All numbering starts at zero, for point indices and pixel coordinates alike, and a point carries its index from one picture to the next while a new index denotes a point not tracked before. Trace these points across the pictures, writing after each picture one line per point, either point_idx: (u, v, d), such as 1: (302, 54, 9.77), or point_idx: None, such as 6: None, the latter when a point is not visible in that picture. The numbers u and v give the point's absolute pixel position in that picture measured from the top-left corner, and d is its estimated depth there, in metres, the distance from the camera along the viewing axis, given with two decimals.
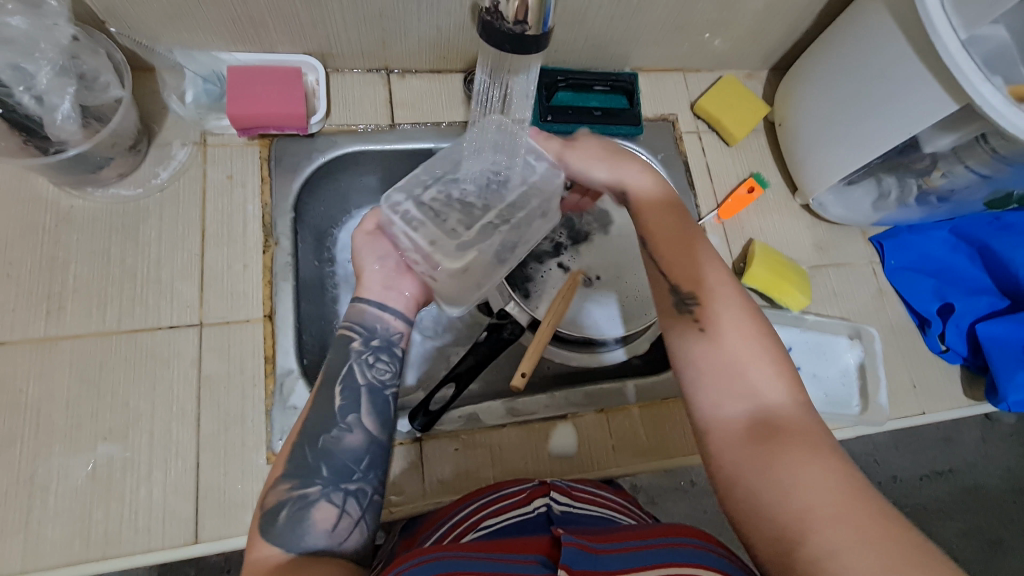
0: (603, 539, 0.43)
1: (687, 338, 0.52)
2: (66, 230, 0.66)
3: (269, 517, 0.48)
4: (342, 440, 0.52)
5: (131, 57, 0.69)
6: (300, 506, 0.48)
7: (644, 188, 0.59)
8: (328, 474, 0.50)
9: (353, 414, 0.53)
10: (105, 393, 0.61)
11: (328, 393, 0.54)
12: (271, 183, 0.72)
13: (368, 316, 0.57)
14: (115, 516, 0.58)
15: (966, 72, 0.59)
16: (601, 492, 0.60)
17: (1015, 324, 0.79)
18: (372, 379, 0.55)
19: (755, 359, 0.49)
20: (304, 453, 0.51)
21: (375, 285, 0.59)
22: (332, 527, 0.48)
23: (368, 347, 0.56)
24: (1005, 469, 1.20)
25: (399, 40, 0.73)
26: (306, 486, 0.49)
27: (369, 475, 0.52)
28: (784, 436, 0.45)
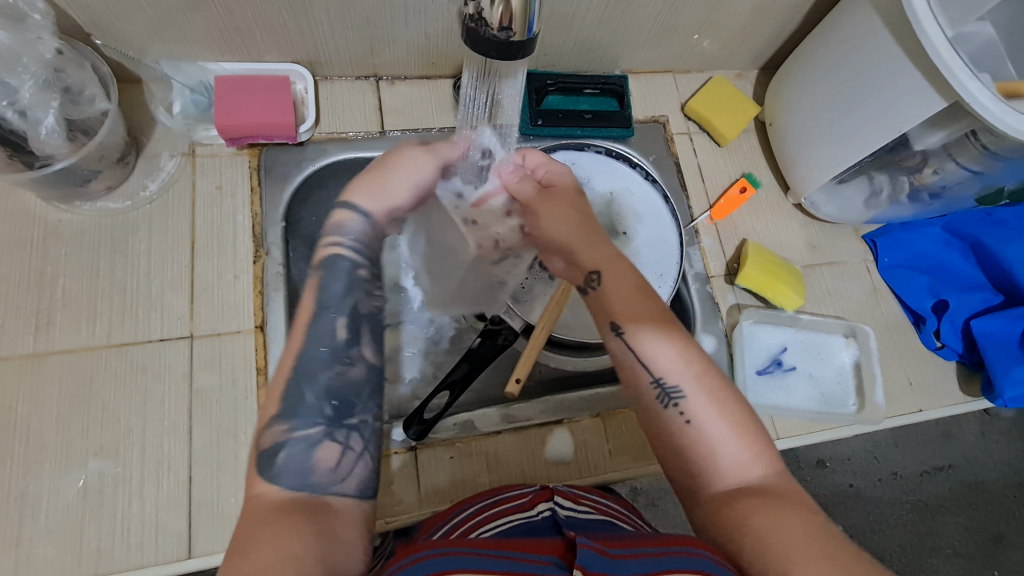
0: (616, 544, 0.43)
1: (675, 432, 0.50)
2: (54, 244, 0.65)
3: (268, 456, 0.44)
4: (345, 374, 0.49)
5: (118, 69, 0.69)
6: (304, 447, 0.45)
7: (607, 271, 0.55)
8: (331, 412, 0.47)
9: (355, 345, 0.50)
10: (95, 409, 0.61)
11: (322, 323, 0.49)
12: (261, 193, 0.71)
13: (355, 228, 0.52)
14: (107, 532, 0.57)
15: (956, 70, 0.58)
16: (602, 500, 0.60)
17: (1009, 320, 0.79)
18: (373, 307, 0.52)
19: (736, 432, 0.49)
20: (303, 391, 0.47)
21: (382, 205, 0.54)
22: (336, 464, 0.45)
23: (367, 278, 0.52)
24: (1004, 464, 1.20)
25: (387, 47, 0.73)
26: (308, 426, 0.46)
27: (369, 407, 0.49)
28: (772, 505, 0.45)
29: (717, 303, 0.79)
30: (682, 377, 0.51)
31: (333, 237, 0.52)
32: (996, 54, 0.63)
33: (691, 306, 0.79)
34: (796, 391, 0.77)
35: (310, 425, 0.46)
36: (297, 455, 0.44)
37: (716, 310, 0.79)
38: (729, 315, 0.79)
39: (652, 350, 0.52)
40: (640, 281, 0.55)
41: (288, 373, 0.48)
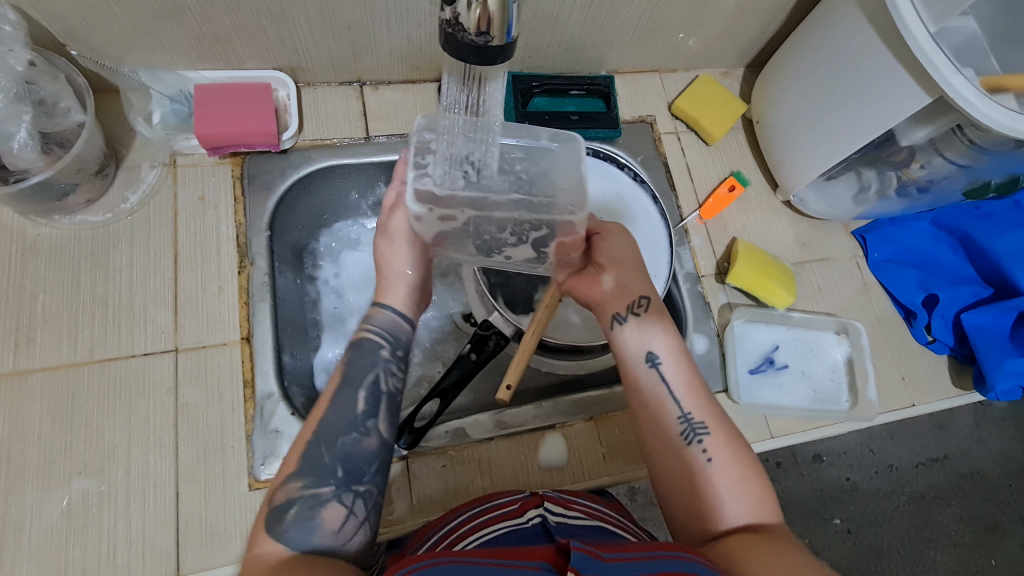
0: (609, 547, 0.42)
1: (693, 464, 0.54)
2: (33, 259, 0.64)
3: (275, 512, 0.48)
4: (361, 443, 0.52)
5: (95, 79, 0.68)
6: (310, 506, 0.48)
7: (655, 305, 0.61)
8: (341, 475, 0.50)
9: (372, 417, 0.53)
10: (78, 427, 0.60)
11: (350, 395, 0.54)
12: (245, 203, 0.70)
13: (387, 322, 0.58)
14: (93, 552, 0.56)
15: (937, 65, 0.58)
16: (592, 505, 0.59)
17: (1000, 312, 0.79)
18: (392, 386, 0.55)
19: (749, 476, 0.54)
20: (320, 451, 0.51)
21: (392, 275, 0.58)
22: (338, 528, 0.48)
23: (394, 356, 0.57)
24: (999, 454, 1.21)
25: (370, 52, 0.72)
26: (319, 486, 0.49)
27: (379, 478, 0.52)
28: (774, 538, 0.49)
29: (709, 303, 0.79)
30: (709, 420, 0.56)
31: (363, 335, 0.57)
32: (979, 48, 0.63)
33: (683, 306, 0.79)
34: (789, 389, 0.77)
35: (319, 484, 0.49)
36: (303, 509, 0.48)
37: (708, 311, 0.79)
38: (721, 314, 0.79)
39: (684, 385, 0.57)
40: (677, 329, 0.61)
41: (307, 439, 0.51)
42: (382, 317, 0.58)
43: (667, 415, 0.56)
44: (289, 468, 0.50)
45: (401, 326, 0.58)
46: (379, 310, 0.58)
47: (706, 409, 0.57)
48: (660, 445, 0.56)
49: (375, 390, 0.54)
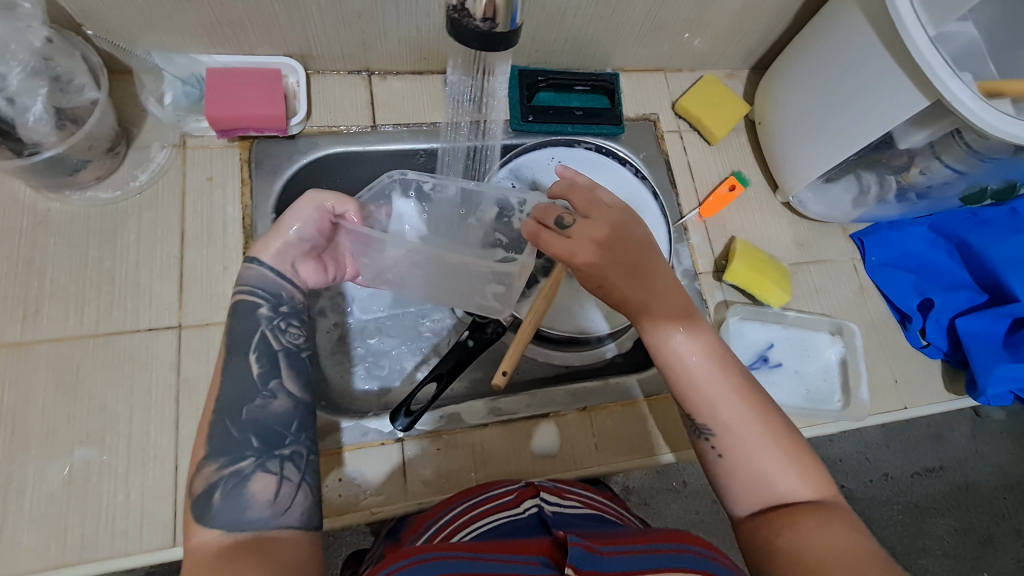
0: (606, 540, 0.43)
1: (706, 459, 0.55)
2: (43, 233, 0.65)
3: (202, 500, 0.47)
4: (267, 406, 0.53)
5: (109, 59, 0.69)
6: (234, 483, 0.48)
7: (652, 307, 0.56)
8: (258, 445, 0.51)
9: (273, 379, 0.54)
10: (81, 398, 0.61)
11: (243, 362, 0.54)
12: (252, 185, 0.72)
13: (259, 278, 0.58)
14: (92, 520, 0.57)
15: (935, 68, 0.59)
16: (587, 493, 0.61)
17: (993, 318, 0.80)
18: (285, 344, 0.57)
19: (778, 456, 0.52)
20: (226, 426, 0.51)
21: (280, 251, 0.59)
22: (274, 496, 0.49)
23: (276, 313, 0.57)
24: (995, 466, 1.21)
25: (379, 42, 0.73)
26: (237, 462, 0.49)
27: (300, 437, 0.53)
28: (808, 515, 0.49)
29: (705, 300, 0.80)
30: (722, 420, 0.53)
31: (240, 297, 0.57)
32: (977, 54, 0.64)
33: None
34: (782, 387, 0.78)
35: (237, 461, 0.49)
36: (229, 489, 0.48)
37: (704, 307, 0.80)
38: (717, 311, 0.80)
39: (696, 380, 0.55)
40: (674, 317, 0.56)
41: (211, 417, 0.51)
42: (254, 274, 0.58)
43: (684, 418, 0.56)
44: (200, 453, 0.50)
45: (279, 283, 0.58)
46: (251, 266, 0.58)
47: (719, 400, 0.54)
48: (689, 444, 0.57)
49: (267, 349, 0.55)
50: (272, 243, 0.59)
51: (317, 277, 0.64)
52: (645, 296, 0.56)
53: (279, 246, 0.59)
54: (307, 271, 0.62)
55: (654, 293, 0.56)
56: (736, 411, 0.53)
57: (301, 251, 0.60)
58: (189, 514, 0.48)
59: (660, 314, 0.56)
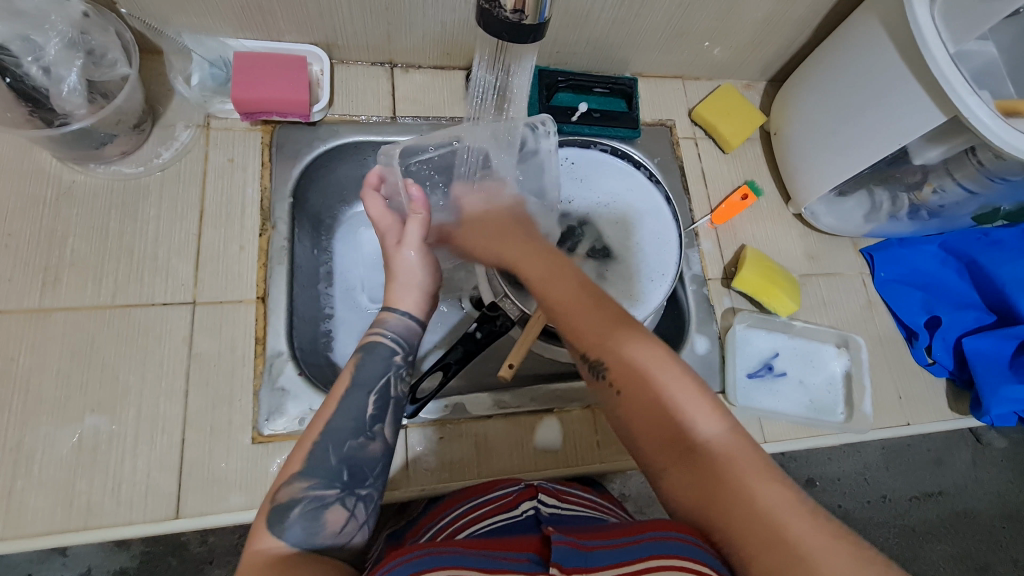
0: (593, 535, 0.43)
1: (607, 400, 0.52)
2: (67, 204, 0.66)
3: (279, 511, 0.46)
4: (366, 447, 0.51)
5: (141, 38, 0.70)
6: (315, 506, 0.47)
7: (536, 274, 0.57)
8: (346, 478, 0.49)
9: (379, 422, 0.53)
10: (95, 367, 0.62)
11: (360, 398, 0.52)
12: (272, 169, 0.73)
13: (402, 326, 0.56)
14: (98, 487, 0.58)
15: (954, 85, 0.60)
16: (584, 494, 0.62)
17: (1000, 339, 0.80)
18: (399, 392, 0.55)
19: (679, 389, 0.49)
20: (327, 454, 0.49)
21: (409, 297, 0.57)
22: (340, 528, 0.48)
23: (406, 361, 0.56)
24: (994, 494, 1.20)
25: (404, 35, 0.74)
26: (324, 488, 0.48)
27: (378, 481, 0.51)
28: (731, 458, 0.46)
29: (713, 306, 0.81)
30: (619, 359, 0.51)
31: (378, 340, 0.55)
32: (996, 73, 0.65)
33: (687, 306, 0.80)
34: (786, 397, 0.78)
35: (325, 486, 0.48)
36: (309, 510, 0.47)
37: (711, 313, 0.80)
38: (724, 317, 0.80)
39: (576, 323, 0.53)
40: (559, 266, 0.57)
41: (314, 439, 0.50)
42: (395, 321, 0.56)
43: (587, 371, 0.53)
44: (293, 467, 0.49)
45: (416, 331, 0.57)
46: (391, 314, 0.56)
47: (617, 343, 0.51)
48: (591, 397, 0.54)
49: (384, 394, 0.54)
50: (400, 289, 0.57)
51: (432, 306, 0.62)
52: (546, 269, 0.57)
53: (415, 293, 0.57)
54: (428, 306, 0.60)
55: (530, 251, 0.59)
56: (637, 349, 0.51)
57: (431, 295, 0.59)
58: (261, 518, 0.46)
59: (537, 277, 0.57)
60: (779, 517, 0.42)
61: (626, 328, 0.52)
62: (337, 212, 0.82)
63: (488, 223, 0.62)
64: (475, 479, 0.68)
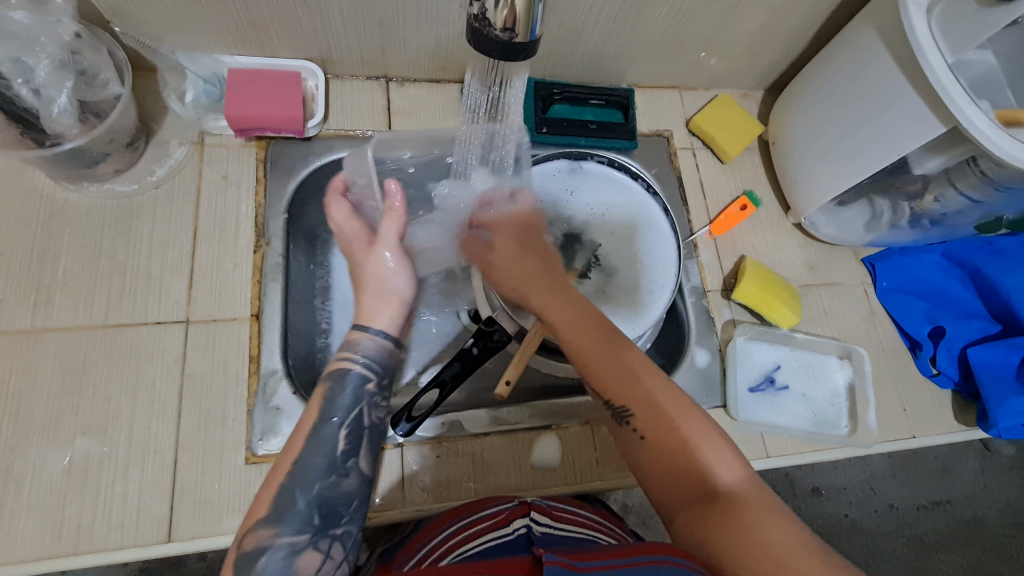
0: (585, 556, 0.41)
1: (626, 443, 0.52)
2: (60, 222, 0.66)
3: (245, 561, 0.46)
4: (339, 485, 0.51)
5: (136, 56, 0.70)
6: (283, 555, 0.46)
7: (556, 309, 0.57)
8: (318, 521, 0.49)
9: (351, 457, 0.52)
10: (87, 388, 0.61)
11: (329, 431, 0.52)
12: (266, 185, 0.73)
13: (371, 348, 0.56)
14: (89, 511, 0.57)
15: (953, 95, 0.59)
16: (578, 511, 0.60)
17: (1005, 350, 0.79)
18: (374, 420, 0.55)
19: (698, 434, 0.49)
20: (295, 497, 0.49)
21: (381, 315, 0.57)
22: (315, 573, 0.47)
23: (379, 389, 0.56)
24: (1004, 502, 1.18)
25: (398, 49, 0.74)
26: (295, 534, 0.47)
27: (356, 516, 0.51)
28: (747, 501, 0.45)
29: (713, 318, 0.80)
30: (636, 400, 0.51)
31: (342, 364, 0.55)
32: (994, 82, 0.64)
33: (686, 319, 0.79)
34: (787, 410, 0.77)
35: (295, 532, 0.47)
36: (276, 561, 0.46)
37: (711, 325, 0.79)
38: (724, 329, 0.79)
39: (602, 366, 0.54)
40: (589, 313, 0.57)
41: (283, 479, 0.50)
42: (365, 342, 0.56)
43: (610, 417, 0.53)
44: (260, 511, 0.48)
45: (388, 353, 0.57)
46: (363, 335, 0.56)
47: (638, 386, 0.52)
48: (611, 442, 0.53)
49: (356, 426, 0.53)
50: (371, 307, 0.57)
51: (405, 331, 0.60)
52: (573, 320, 0.57)
53: (390, 311, 0.57)
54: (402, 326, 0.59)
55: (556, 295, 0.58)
56: (657, 391, 0.51)
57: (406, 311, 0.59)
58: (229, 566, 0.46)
59: (564, 321, 0.57)
60: (793, 555, 0.41)
61: (649, 372, 0.53)
62: None
63: (519, 262, 0.61)
64: (473, 497, 0.67)
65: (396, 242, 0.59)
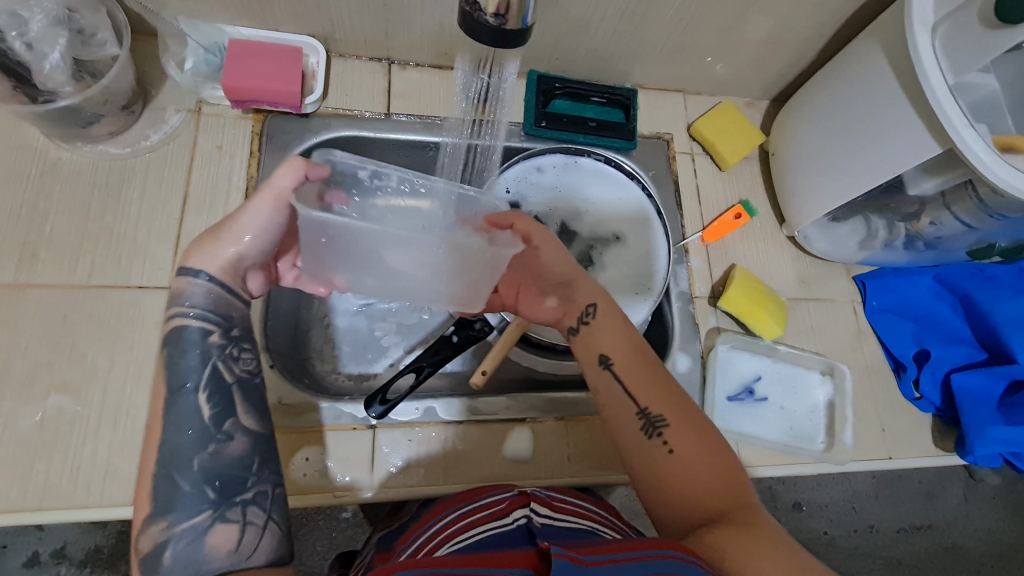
0: (590, 550, 0.40)
1: (650, 453, 0.53)
2: (50, 180, 0.66)
3: (151, 560, 0.44)
4: (222, 452, 0.48)
5: (138, 20, 0.70)
6: (190, 539, 0.45)
7: (602, 306, 0.60)
8: (214, 495, 0.46)
9: (226, 421, 0.50)
10: (65, 345, 0.61)
11: (193, 402, 0.49)
12: (260, 158, 0.72)
13: (202, 297, 0.52)
14: (57, 467, 0.58)
15: (951, 117, 0.58)
16: (579, 503, 0.59)
17: (990, 377, 0.79)
18: (239, 374, 0.52)
19: (719, 456, 0.52)
20: (176, 480, 0.46)
21: (219, 263, 0.52)
22: (235, 544, 0.45)
23: (228, 340, 0.53)
24: (984, 531, 1.18)
25: (402, 32, 0.74)
26: (190, 516, 0.45)
27: (263, 475, 0.49)
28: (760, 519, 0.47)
29: (698, 324, 0.79)
30: (669, 412, 0.54)
31: (179, 319, 0.51)
32: (995, 107, 0.63)
33: (671, 324, 0.79)
34: (766, 421, 0.77)
35: (191, 515, 0.45)
36: (182, 547, 0.44)
37: (696, 332, 0.78)
38: (707, 336, 0.79)
39: (640, 373, 0.56)
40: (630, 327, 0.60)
41: (154, 471, 0.47)
42: (193, 290, 0.51)
43: (639, 425, 0.54)
44: (145, 509, 0.46)
45: (227, 301, 0.53)
46: (191, 281, 0.52)
47: (672, 401, 0.54)
48: (628, 451, 0.54)
49: (220, 386, 0.51)
50: (218, 255, 0.52)
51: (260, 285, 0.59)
52: (619, 330, 0.59)
53: (229, 259, 0.53)
54: (253, 282, 0.57)
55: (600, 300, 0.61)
56: (687, 408, 0.54)
57: (246, 266, 0.54)
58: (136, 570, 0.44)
59: (608, 329, 0.59)
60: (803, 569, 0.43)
61: (681, 392, 0.56)
62: None
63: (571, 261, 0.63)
64: (443, 486, 0.67)
65: (282, 201, 0.52)
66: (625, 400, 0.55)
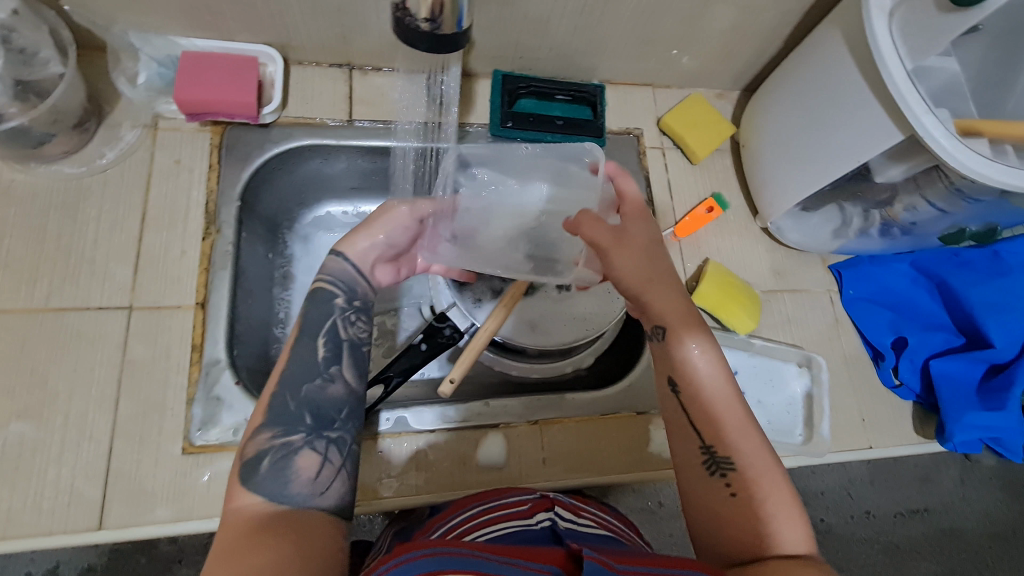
0: (626, 559, 0.39)
1: (708, 489, 0.51)
2: (4, 202, 0.65)
3: (250, 465, 0.48)
4: (325, 388, 0.53)
5: (87, 36, 0.69)
6: (283, 454, 0.49)
7: (674, 326, 0.55)
8: (310, 422, 0.51)
9: (335, 364, 0.55)
10: (24, 370, 0.60)
11: (309, 344, 0.55)
12: (220, 171, 0.71)
13: (343, 272, 0.59)
14: (20, 494, 0.57)
15: (910, 103, 0.57)
16: (601, 515, 0.59)
17: (968, 362, 0.79)
18: (352, 335, 0.57)
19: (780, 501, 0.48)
20: (286, 401, 0.52)
21: (359, 246, 0.60)
22: (315, 475, 0.48)
23: (350, 305, 0.58)
24: (982, 513, 1.18)
25: (360, 37, 0.73)
26: (288, 434, 0.50)
27: (348, 425, 0.53)
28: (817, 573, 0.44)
29: None
30: (735, 452, 0.50)
31: (320, 285, 0.58)
32: (952, 90, 0.63)
33: None
34: None
35: (288, 434, 0.50)
36: (276, 462, 0.48)
37: None
38: None
39: (710, 403, 0.53)
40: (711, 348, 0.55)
41: (273, 390, 0.52)
42: (335, 266, 0.59)
43: (700, 460, 0.51)
44: (257, 420, 0.51)
45: (356, 278, 0.59)
46: (335, 259, 0.59)
47: (740, 441, 0.51)
48: (685, 483, 0.52)
49: (333, 337, 0.56)
50: (356, 242, 0.60)
51: (389, 277, 0.64)
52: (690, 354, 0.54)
53: (366, 245, 0.60)
54: (383, 272, 0.63)
55: (673, 320, 0.56)
56: (753, 447, 0.51)
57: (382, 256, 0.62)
58: (234, 476, 0.48)
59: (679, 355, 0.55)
60: None
61: (751, 428, 0.52)
62: (294, 216, 0.83)
63: (647, 270, 0.57)
64: (415, 496, 0.66)
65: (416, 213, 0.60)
66: (687, 429, 0.53)
